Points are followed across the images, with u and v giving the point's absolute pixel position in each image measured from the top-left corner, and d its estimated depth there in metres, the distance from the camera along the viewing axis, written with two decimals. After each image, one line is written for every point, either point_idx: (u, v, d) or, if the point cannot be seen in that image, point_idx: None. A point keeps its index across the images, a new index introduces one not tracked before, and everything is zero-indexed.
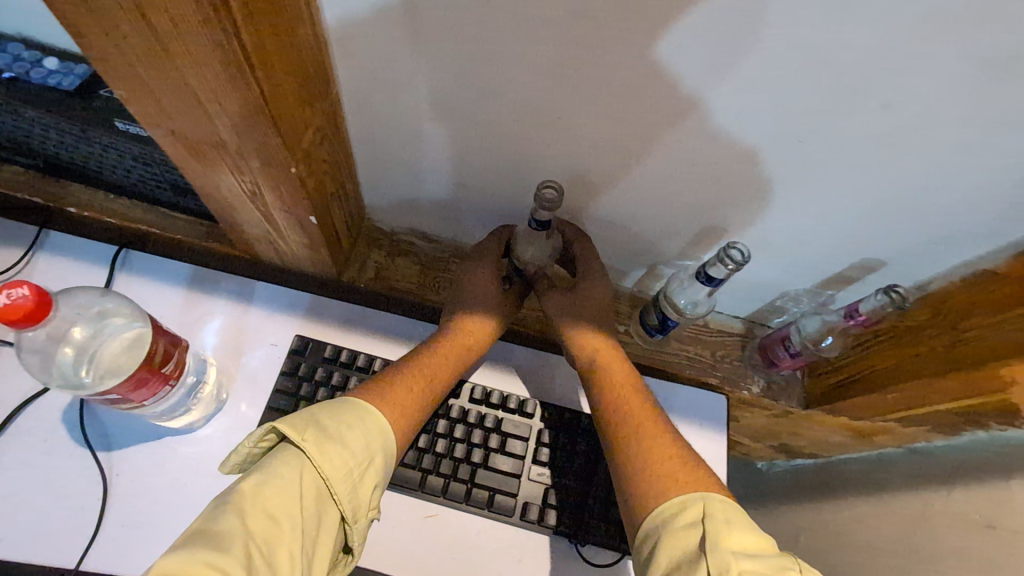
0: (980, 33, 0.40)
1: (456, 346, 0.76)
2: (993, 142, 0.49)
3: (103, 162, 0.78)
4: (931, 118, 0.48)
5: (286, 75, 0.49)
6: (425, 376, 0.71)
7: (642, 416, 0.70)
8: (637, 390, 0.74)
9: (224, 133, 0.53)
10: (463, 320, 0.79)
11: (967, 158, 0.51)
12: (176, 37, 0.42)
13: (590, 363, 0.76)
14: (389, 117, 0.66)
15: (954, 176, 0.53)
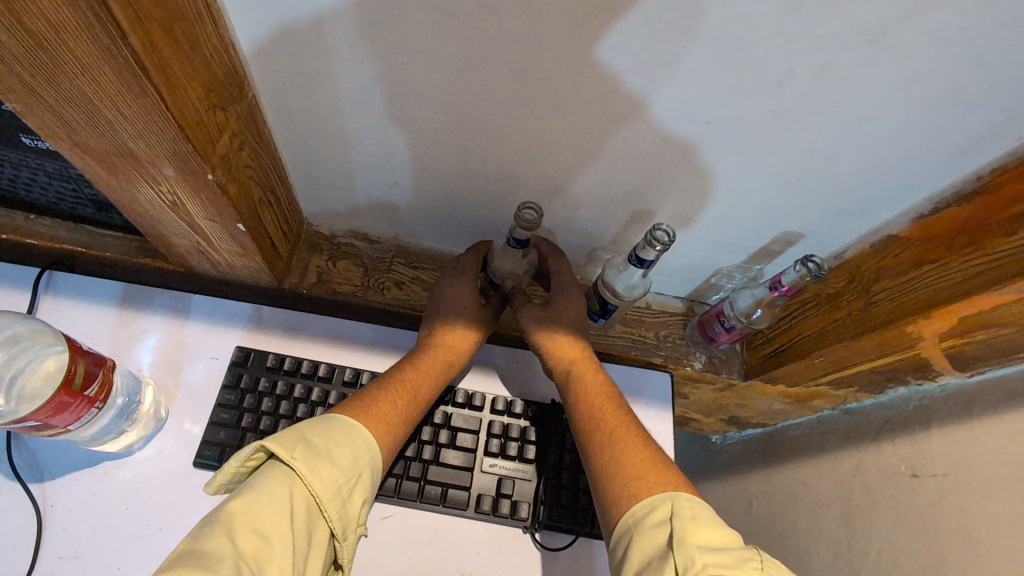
0: (852, 12, 0.42)
1: (438, 357, 0.76)
2: (884, 113, 0.51)
3: (17, 179, 0.74)
4: (825, 93, 0.50)
5: (190, 80, 0.48)
6: (410, 391, 0.71)
7: (611, 415, 0.71)
8: (604, 387, 0.74)
9: (131, 141, 0.51)
10: (447, 333, 0.78)
11: (864, 130, 0.53)
12: (61, 44, 0.40)
13: (565, 366, 0.76)
14: (312, 119, 0.66)
15: (855, 148, 0.56)
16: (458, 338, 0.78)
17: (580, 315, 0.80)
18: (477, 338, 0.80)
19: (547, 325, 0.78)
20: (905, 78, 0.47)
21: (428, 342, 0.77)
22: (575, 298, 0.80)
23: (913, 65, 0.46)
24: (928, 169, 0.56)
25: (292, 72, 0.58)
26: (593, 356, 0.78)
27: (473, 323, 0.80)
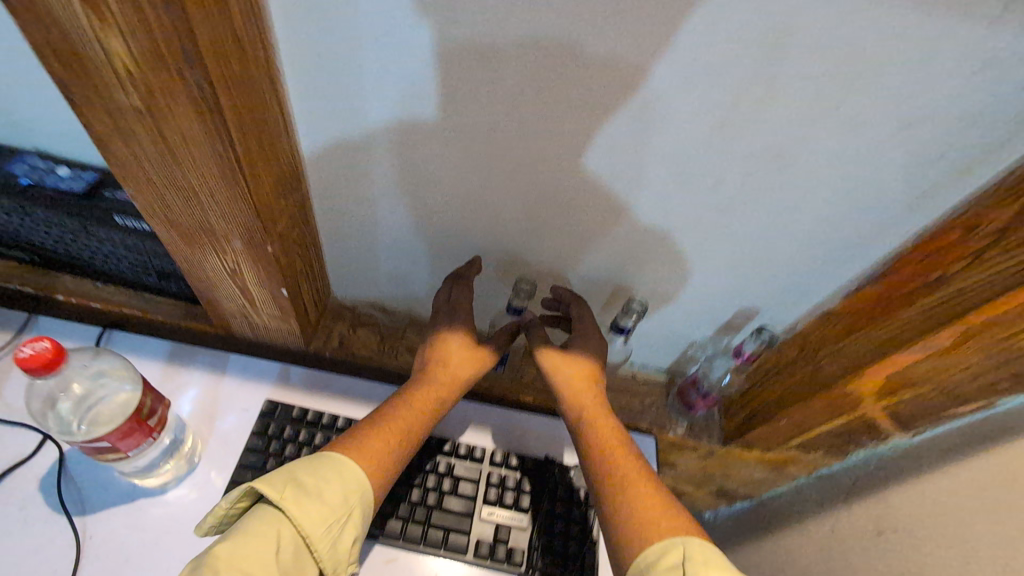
0: (760, 141, 0.57)
1: (432, 391, 0.81)
2: (803, 212, 0.65)
3: (96, 254, 0.89)
4: (753, 196, 0.64)
5: (267, 175, 0.63)
6: (404, 424, 0.76)
7: (616, 448, 0.78)
8: (609, 422, 0.82)
9: (213, 219, 0.65)
10: (437, 372, 0.84)
11: (790, 224, 0.67)
12: (184, 150, 0.55)
13: (577, 401, 0.83)
14: (348, 209, 0.80)
15: (787, 238, 0.69)
16: (450, 375, 0.84)
17: (577, 358, 0.85)
18: (470, 373, 0.86)
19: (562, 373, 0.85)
20: (812, 187, 0.61)
21: (421, 379, 0.83)
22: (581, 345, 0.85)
23: (815, 178, 0.60)
24: (849, 257, 0.69)
25: (339, 172, 0.73)
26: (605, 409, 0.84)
27: (468, 360, 0.86)
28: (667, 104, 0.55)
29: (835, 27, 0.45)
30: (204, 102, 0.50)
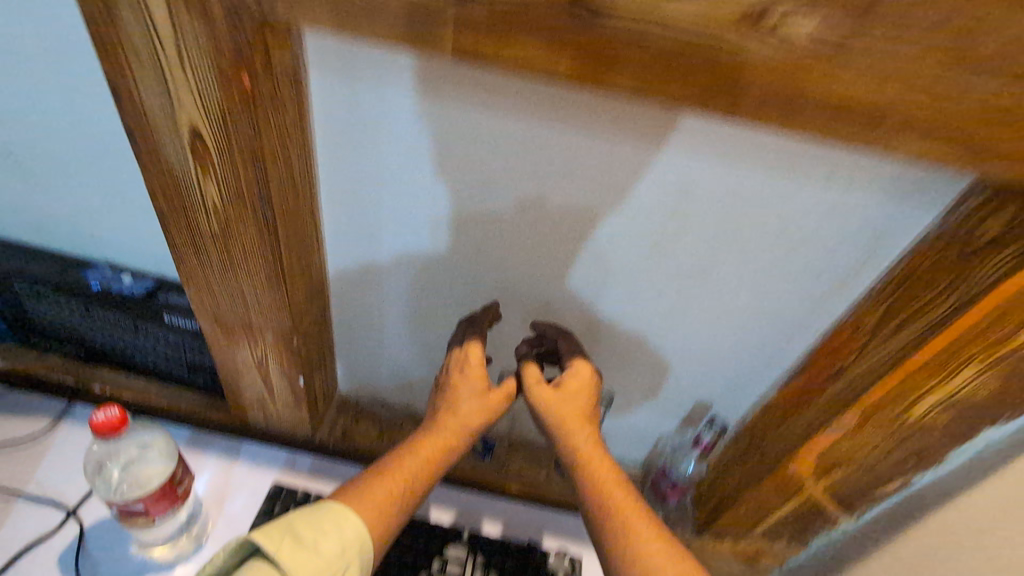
0: (687, 263, 0.72)
1: (440, 436, 0.76)
2: (735, 320, 0.78)
3: (138, 349, 1.02)
4: (692, 306, 0.78)
5: (303, 285, 0.78)
6: (408, 469, 0.73)
7: (613, 486, 0.71)
8: (603, 458, 0.74)
9: (254, 320, 0.79)
10: (448, 420, 0.77)
11: (728, 329, 0.80)
12: (241, 267, 0.71)
13: (573, 435, 0.75)
14: (359, 313, 0.95)
15: (727, 340, 0.82)
16: (460, 422, 0.77)
17: (575, 391, 0.77)
18: (486, 415, 0.79)
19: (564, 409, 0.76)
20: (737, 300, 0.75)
21: (431, 423, 0.78)
22: (579, 379, 0.78)
23: (737, 293, 0.74)
24: (781, 357, 0.81)
25: (353, 283, 0.89)
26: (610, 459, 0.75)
27: (480, 404, 0.78)
28: (623, 237, 0.71)
29: (729, 186, 0.62)
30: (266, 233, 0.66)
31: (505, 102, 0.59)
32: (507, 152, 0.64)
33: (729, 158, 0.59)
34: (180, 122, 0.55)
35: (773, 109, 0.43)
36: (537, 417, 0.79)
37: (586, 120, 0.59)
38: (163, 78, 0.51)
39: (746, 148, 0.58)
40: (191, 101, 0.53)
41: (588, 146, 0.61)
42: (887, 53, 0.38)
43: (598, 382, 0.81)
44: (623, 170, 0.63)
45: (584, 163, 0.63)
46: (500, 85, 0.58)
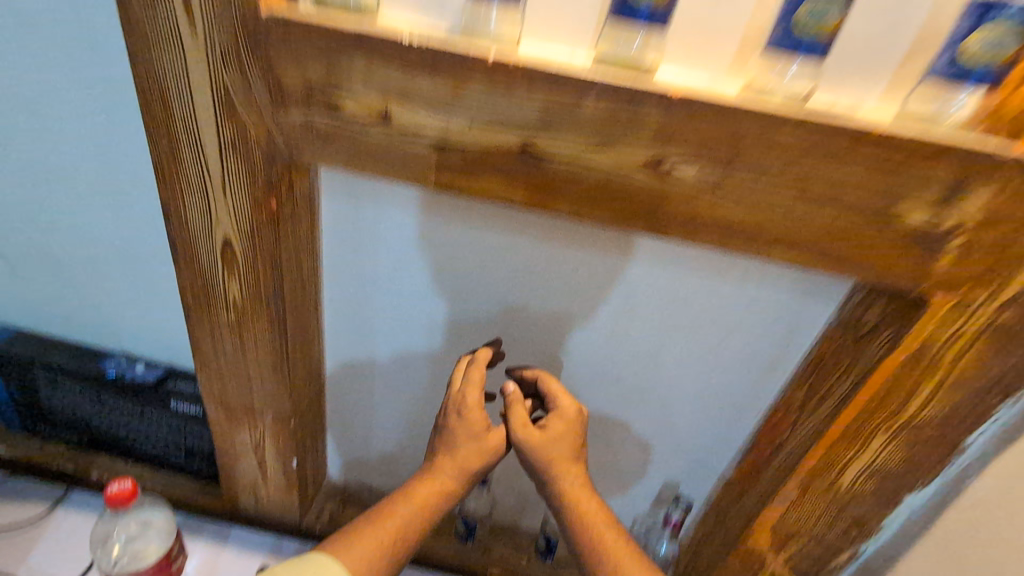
0: (646, 355, 0.80)
1: (434, 484, 0.68)
2: (697, 407, 0.84)
3: (138, 435, 1.08)
4: (656, 394, 0.84)
5: (304, 371, 0.87)
6: (397, 521, 0.65)
7: (609, 535, 0.65)
8: (597, 505, 0.67)
9: (256, 403, 0.87)
10: (444, 464, 0.68)
11: (691, 417, 0.86)
12: (250, 355, 0.80)
13: (568, 480, 0.68)
14: (348, 402, 1.00)
15: (693, 428, 0.87)
16: (457, 467, 0.68)
17: (568, 430, 0.69)
18: (485, 457, 0.69)
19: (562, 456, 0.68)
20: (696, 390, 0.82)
21: (425, 469, 0.70)
22: (571, 417, 0.70)
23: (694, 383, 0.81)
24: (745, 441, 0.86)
25: (343, 375, 0.95)
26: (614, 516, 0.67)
27: (479, 445, 0.69)
28: (587, 336, 0.80)
29: (672, 287, 0.72)
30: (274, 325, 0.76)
31: (481, 220, 0.71)
32: (481, 257, 0.74)
33: (666, 264, 0.70)
34: (216, 233, 0.67)
35: (680, 228, 0.56)
36: (527, 463, 0.70)
37: (546, 232, 0.71)
38: (208, 201, 0.65)
39: (681, 256, 0.69)
40: (229, 219, 0.66)
41: (549, 254, 0.72)
42: (753, 186, 0.52)
43: (586, 415, 0.71)
44: (581, 275, 0.73)
45: (547, 268, 0.74)
46: (472, 207, 0.70)
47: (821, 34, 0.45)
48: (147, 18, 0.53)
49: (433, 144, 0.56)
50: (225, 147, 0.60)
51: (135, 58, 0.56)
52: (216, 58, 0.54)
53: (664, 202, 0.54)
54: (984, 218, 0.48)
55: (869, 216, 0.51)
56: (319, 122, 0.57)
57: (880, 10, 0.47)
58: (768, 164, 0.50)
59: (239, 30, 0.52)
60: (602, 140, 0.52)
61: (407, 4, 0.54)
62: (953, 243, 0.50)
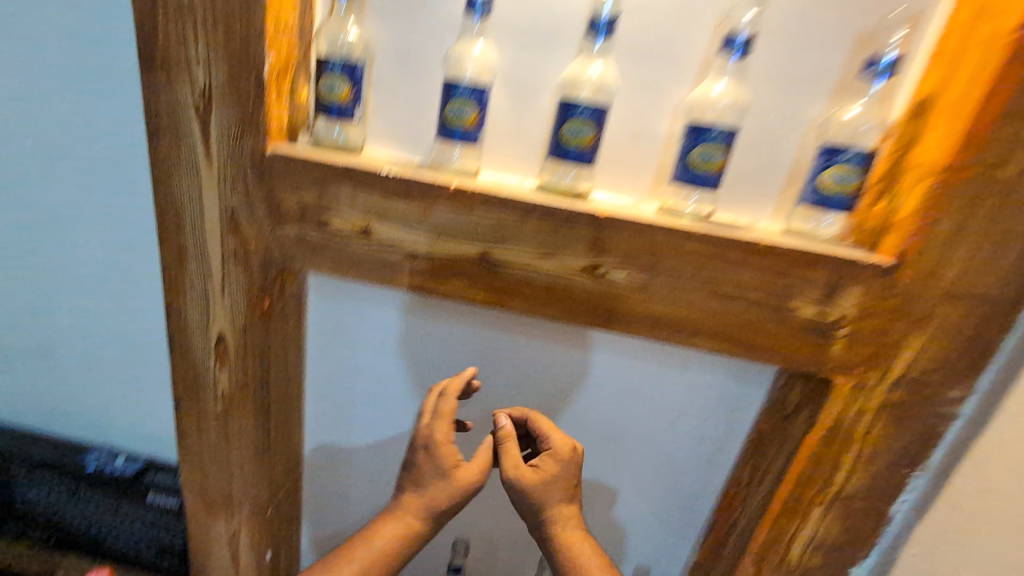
0: (607, 440, 0.84)
1: (398, 523, 0.67)
2: (662, 489, 0.87)
3: (108, 532, 1.02)
4: (620, 478, 0.88)
5: (283, 462, 0.90)
6: (358, 564, 0.65)
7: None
8: (592, 549, 0.66)
9: (234, 492, 0.88)
10: (410, 502, 0.68)
11: (657, 501, 0.88)
12: (232, 444, 0.83)
13: (560, 522, 0.66)
14: (325, 493, 1.01)
15: (661, 512, 0.89)
16: (422, 505, 0.67)
17: (562, 471, 0.67)
18: (456, 493, 0.67)
19: (548, 494, 0.66)
20: (657, 472, 0.86)
21: (390, 508, 0.69)
22: (565, 456, 0.67)
23: (657, 465, 0.85)
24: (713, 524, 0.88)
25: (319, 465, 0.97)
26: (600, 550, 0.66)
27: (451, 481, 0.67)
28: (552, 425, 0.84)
29: (621, 375, 0.79)
30: (260, 414, 0.80)
31: (448, 315, 0.79)
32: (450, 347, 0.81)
33: (614, 354, 0.78)
34: (211, 329, 0.73)
35: (625, 321, 0.64)
36: (515, 501, 0.67)
37: (506, 325, 0.78)
38: (206, 301, 0.71)
39: (627, 347, 0.77)
40: (224, 317, 0.72)
41: (511, 343, 0.80)
42: (676, 287, 0.61)
43: (582, 455, 0.69)
44: (541, 363, 0.81)
45: (510, 359, 0.81)
46: (440, 307, 0.79)
47: (713, 170, 0.57)
48: (172, 153, 0.63)
49: (408, 253, 0.66)
50: (228, 259, 0.68)
51: (157, 183, 0.64)
52: (225, 186, 0.64)
53: (603, 300, 0.64)
54: (862, 312, 0.57)
55: (771, 312, 0.60)
56: (312, 237, 0.65)
57: (757, 152, 0.61)
58: (684, 269, 0.60)
59: (248, 164, 0.62)
60: (548, 249, 0.62)
61: (388, 142, 0.69)
62: (841, 332, 0.59)
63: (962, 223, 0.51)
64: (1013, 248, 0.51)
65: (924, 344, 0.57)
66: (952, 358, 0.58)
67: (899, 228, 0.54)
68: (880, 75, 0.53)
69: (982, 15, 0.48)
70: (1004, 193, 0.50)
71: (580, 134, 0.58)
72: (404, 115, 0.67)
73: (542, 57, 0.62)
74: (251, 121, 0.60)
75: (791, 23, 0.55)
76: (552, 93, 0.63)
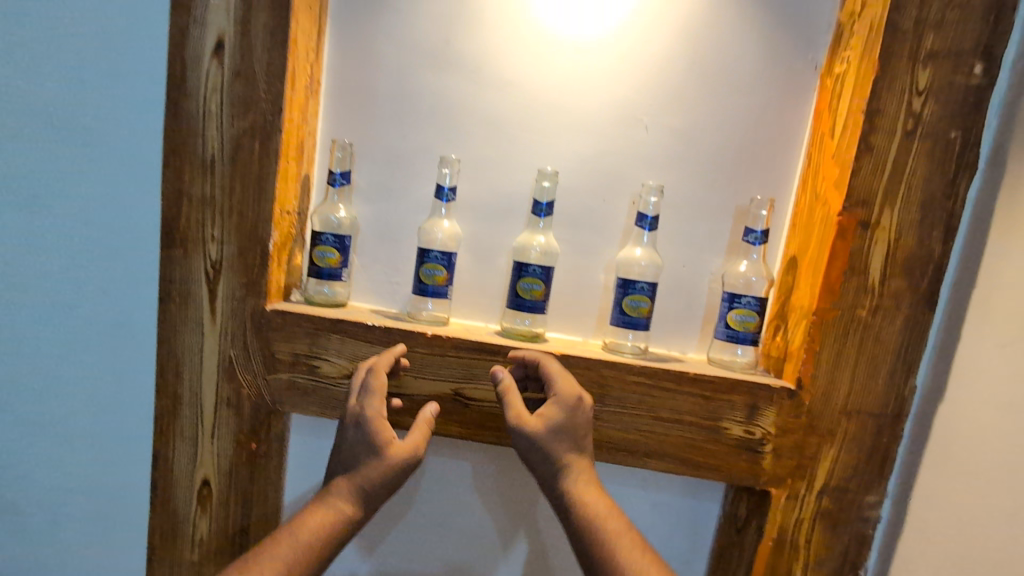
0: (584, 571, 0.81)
1: (326, 510, 0.62)
2: None
3: None
4: None
5: None
6: (281, 557, 0.59)
7: (626, 539, 0.59)
8: (607, 504, 0.61)
9: None
10: (342, 487, 0.63)
11: None
12: None
13: (577, 479, 0.62)
14: None
15: None
16: (356, 487, 0.63)
17: (569, 419, 0.62)
18: (400, 467, 0.63)
19: (556, 443, 0.62)
20: None
21: (324, 492, 0.64)
22: (570, 405, 0.62)
23: None
24: None
25: None
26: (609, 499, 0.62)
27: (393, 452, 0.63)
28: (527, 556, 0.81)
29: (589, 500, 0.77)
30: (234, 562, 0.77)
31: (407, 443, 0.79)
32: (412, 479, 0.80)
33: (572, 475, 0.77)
34: (196, 474, 0.75)
35: None
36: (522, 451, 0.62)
37: (460, 448, 0.79)
38: (196, 445, 0.74)
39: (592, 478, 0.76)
40: (212, 460, 0.75)
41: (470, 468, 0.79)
42: (630, 415, 0.67)
43: (591, 406, 0.64)
44: (503, 480, 0.80)
45: (472, 483, 0.80)
46: None
47: (642, 314, 0.70)
48: (179, 312, 0.72)
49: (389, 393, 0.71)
50: (220, 405, 0.73)
51: (163, 339, 0.72)
52: (225, 340, 0.72)
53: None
54: (781, 429, 0.65)
55: (707, 435, 0.67)
56: (301, 381, 0.72)
57: (674, 297, 0.76)
58: (629, 397, 0.67)
59: (248, 320, 0.71)
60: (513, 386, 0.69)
61: (370, 297, 0.80)
62: (767, 448, 0.66)
63: (838, 350, 0.64)
64: (880, 368, 0.63)
65: (836, 455, 0.65)
66: (861, 466, 0.65)
67: (793, 356, 0.66)
68: (754, 242, 0.70)
69: (816, 204, 0.68)
70: (864, 326, 0.63)
71: (532, 288, 0.71)
72: (383, 274, 0.80)
73: (500, 227, 0.78)
74: (255, 286, 0.70)
75: (687, 205, 0.75)
76: (507, 255, 0.78)
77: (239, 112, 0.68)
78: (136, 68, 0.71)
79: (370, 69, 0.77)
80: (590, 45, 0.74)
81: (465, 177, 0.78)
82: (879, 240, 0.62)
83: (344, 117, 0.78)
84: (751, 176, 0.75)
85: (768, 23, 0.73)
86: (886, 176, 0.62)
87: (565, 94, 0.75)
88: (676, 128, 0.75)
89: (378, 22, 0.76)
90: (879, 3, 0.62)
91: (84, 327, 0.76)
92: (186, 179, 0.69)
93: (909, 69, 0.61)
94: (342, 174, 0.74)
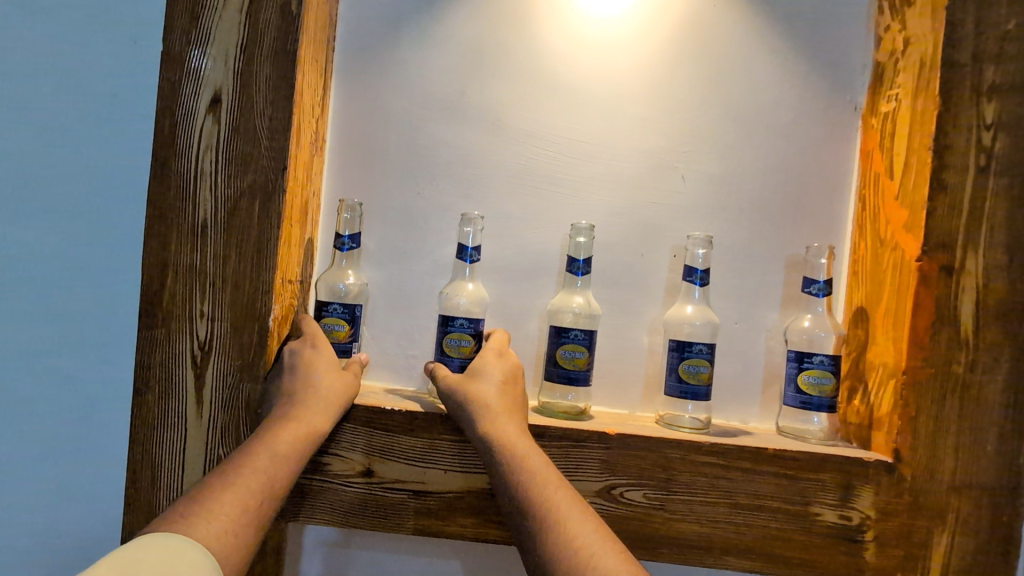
0: None
1: (299, 426, 0.53)
2: None
3: None
4: None
5: None
6: (265, 471, 0.48)
7: (531, 448, 0.51)
8: (517, 422, 0.54)
9: None
10: (306, 403, 0.55)
11: None
12: None
13: (482, 387, 0.55)
14: None
15: None
16: (322, 402, 0.55)
17: (493, 361, 0.58)
18: (348, 398, 0.58)
19: (475, 373, 0.57)
20: None
21: (282, 412, 0.54)
22: (495, 353, 0.59)
23: None
24: None
25: None
26: (522, 412, 0.56)
27: (342, 378, 0.58)
28: None
29: None
30: None
31: (396, 546, 0.67)
32: None
33: None
34: None
35: (652, 544, 0.57)
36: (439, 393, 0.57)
37: (458, 548, 0.68)
38: None
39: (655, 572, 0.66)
40: None
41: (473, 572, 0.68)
42: (701, 501, 0.57)
43: (516, 359, 0.61)
44: None
45: None
46: (379, 542, 0.67)
47: (702, 381, 0.60)
48: (159, 405, 0.60)
49: (412, 491, 0.60)
50: None
51: (137, 438, 0.60)
52: (214, 435, 0.60)
53: (633, 526, 0.57)
54: (882, 511, 0.56)
55: (796, 520, 0.56)
56: (304, 481, 0.60)
57: (731, 359, 0.68)
58: (700, 481, 0.57)
59: (243, 409, 0.60)
60: None
61: (382, 374, 0.70)
62: (868, 533, 0.56)
63: (937, 414, 0.55)
64: (989, 433, 0.55)
65: (950, 539, 0.55)
66: (982, 552, 0.55)
67: (883, 424, 0.58)
68: (817, 293, 0.62)
69: (883, 249, 0.62)
70: (962, 385, 0.55)
71: (574, 358, 0.61)
72: (398, 346, 0.70)
73: (530, 289, 0.70)
74: (250, 368, 0.60)
75: (736, 255, 0.69)
76: (540, 319, 0.70)
77: (237, 170, 0.60)
78: (135, 137, 0.66)
79: (379, 124, 0.71)
80: (617, 93, 0.70)
81: (490, 235, 0.70)
82: (966, 284, 0.56)
83: (353, 177, 0.71)
84: (801, 223, 0.69)
85: (805, 64, 0.69)
86: (964, 215, 0.56)
87: (593, 142, 0.70)
88: (715, 173, 0.69)
89: (389, 75, 0.71)
90: (929, 39, 0.59)
91: (63, 418, 0.66)
92: (172, 249, 0.60)
93: (974, 103, 0.56)
94: (352, 236, 0.64)
